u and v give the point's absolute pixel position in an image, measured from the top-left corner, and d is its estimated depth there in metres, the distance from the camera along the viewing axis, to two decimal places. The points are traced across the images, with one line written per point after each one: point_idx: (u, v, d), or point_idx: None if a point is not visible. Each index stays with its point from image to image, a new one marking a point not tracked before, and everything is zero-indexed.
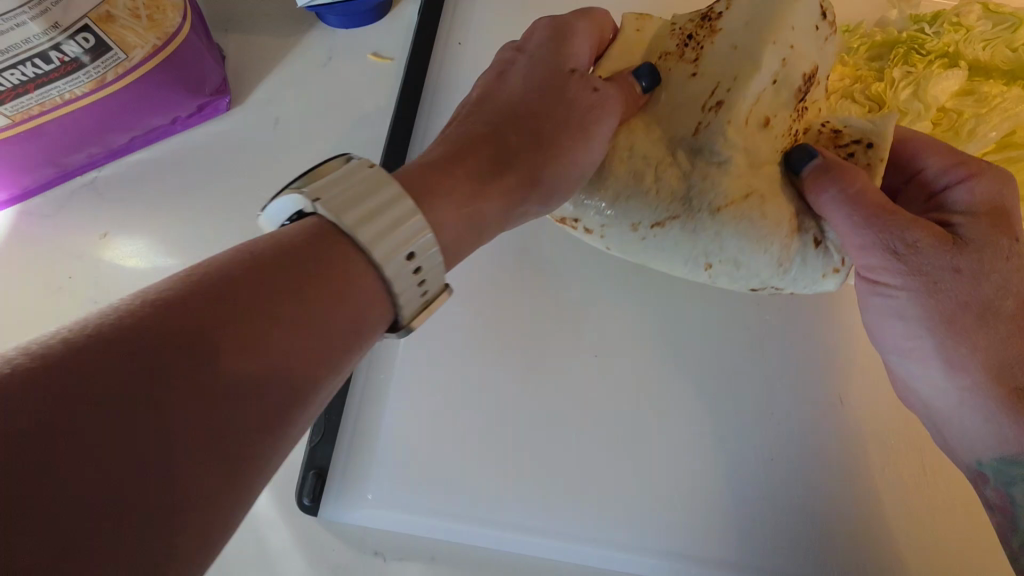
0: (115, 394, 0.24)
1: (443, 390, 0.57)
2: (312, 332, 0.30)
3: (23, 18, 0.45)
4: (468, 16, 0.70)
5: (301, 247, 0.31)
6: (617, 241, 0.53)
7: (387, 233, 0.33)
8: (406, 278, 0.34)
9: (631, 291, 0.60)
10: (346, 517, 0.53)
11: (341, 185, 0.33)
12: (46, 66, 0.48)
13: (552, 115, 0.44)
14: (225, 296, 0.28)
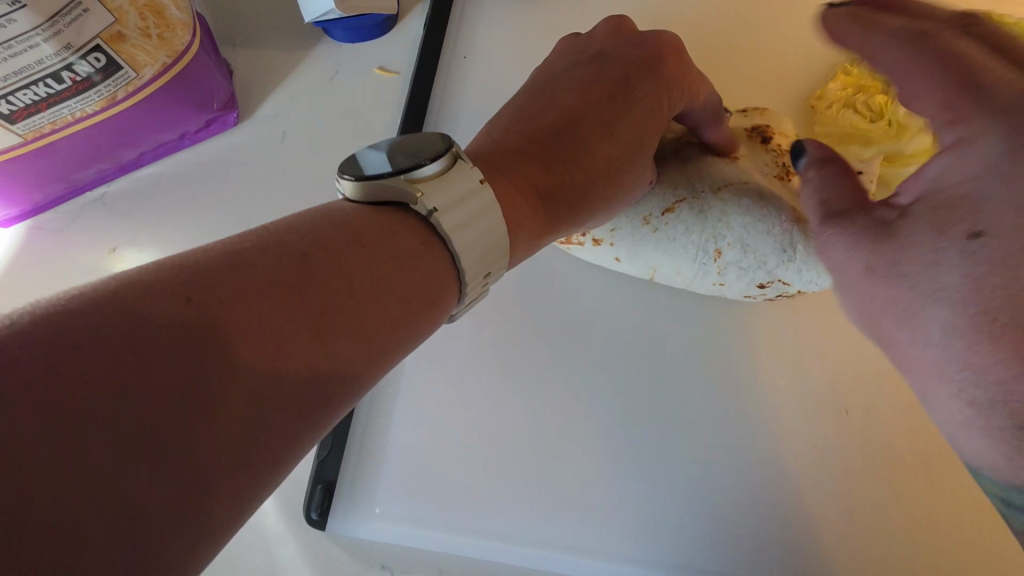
0: (226, 320, 0.25)
1: (451, 402, 0.57)
2: (400, 304, 0.30)
3: (36, 40, 0.45)
4: (473, 28, 0.71)
5: (392, 225, 0.32)
6: (627, 246, 0.54)
7: (484, 246, 0.34)
8: (476, 281, 0.34)
9: (635, 302, 0.60)
10: (354, 530, 0.54)
11: (452, 194, 0.33)
12: (58, 86, 0.49)
13: (626, 139, 0.46)
14: (329, 259, 0.29)
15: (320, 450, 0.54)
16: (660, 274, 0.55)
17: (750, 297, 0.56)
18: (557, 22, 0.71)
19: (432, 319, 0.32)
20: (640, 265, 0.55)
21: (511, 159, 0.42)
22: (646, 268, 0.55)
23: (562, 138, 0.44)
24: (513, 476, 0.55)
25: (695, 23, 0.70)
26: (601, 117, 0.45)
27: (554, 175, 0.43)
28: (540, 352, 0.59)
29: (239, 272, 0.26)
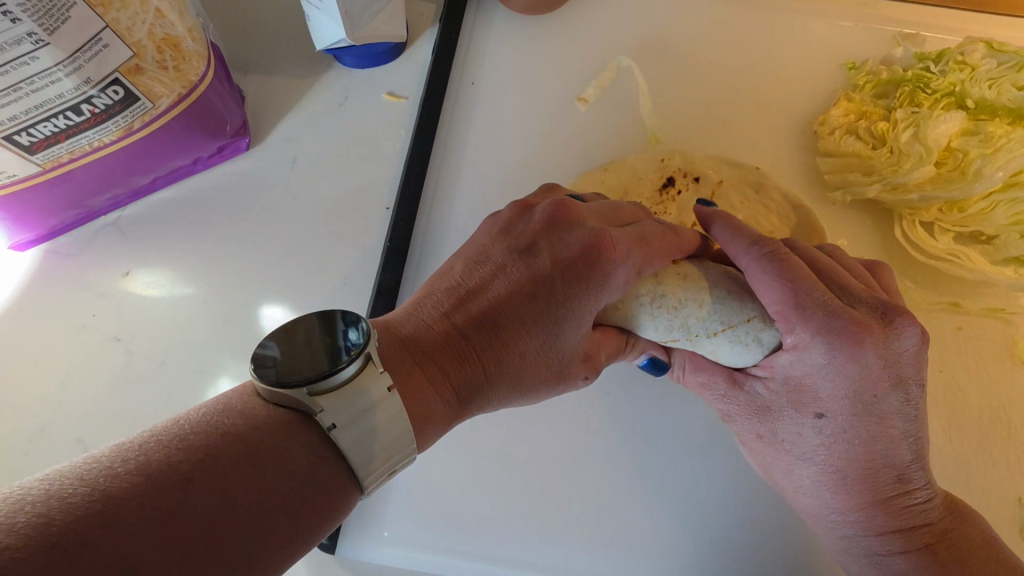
0: (102, 552, 0.27)
1: (460, 426, 0.58)
2: (279, 511, 0.33)
3: (59, 75, 0.46)
4: (480, 55, 0.72)
5: (281, 435, 0.34)
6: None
7: (381, 458, 0.36)
8: (380, 481, 0.37)
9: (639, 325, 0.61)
10: (363, 554, 0.54)
11: (349, 409, 0.35)
12: (77, 118, 0.50)
13: (549, 343, 0.45)
14: (209, 477, 0.31)
15: None
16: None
17: None
18: (562, 48, 0.72)
19: (318, 523, 0.34)
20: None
21: (436, 344, 0.44)
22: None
23: (489, 328, 0.44)
24: (518, 501, 0.56)
25: (698, 51, 0.71)
26: (525, 313, 0.44)
27: (475, 363, 0.44)
28: None
29: (169, 465, 0.31)
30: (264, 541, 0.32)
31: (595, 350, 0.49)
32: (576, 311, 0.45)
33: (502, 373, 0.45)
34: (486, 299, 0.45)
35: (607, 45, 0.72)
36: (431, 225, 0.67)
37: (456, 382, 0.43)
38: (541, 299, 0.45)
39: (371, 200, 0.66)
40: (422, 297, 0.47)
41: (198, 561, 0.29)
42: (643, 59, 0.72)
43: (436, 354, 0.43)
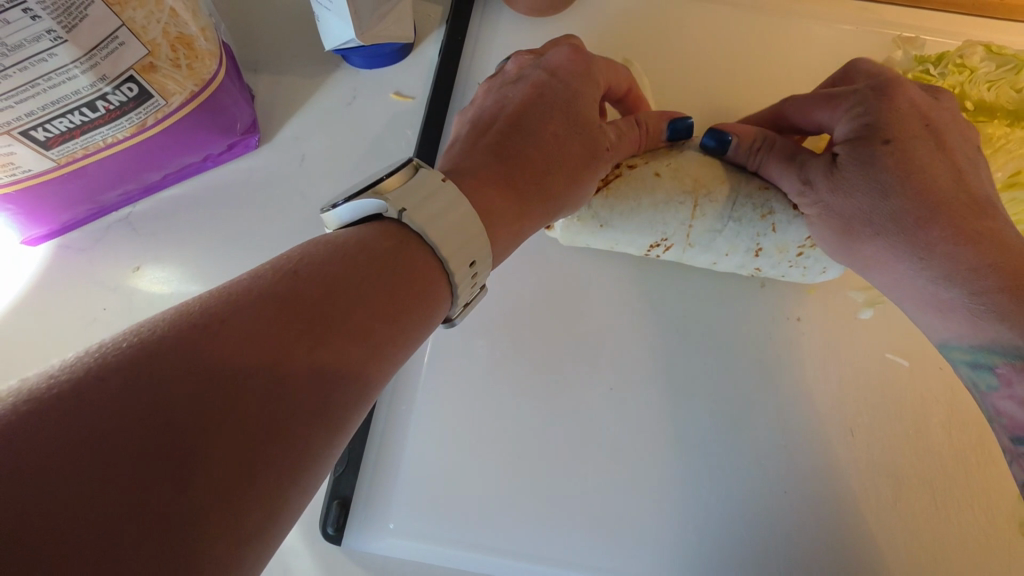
0: (231, 345, 0.28)
1: (465, 421, 0.58)
2: (389, 310, 0.34)
3: (75, 72, 0.47)
4: (486, 58, 0.73)
5: (375, 239, 0.35)
6: (619, 198, 0.56)
7: (461, 243, 0.37)
8: (467, 281, 0.38)
9: (673, 216, 0.57)
10: (368, 545, 0.55)
11: (420, 197, 0.36)
12: (92, 114, 0.51)
13: (582, 122, 0.49)
14: (315, 277, 0.32)
15: (336, 467, 0.55)
16: (660, 239, 0.58)
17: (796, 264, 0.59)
18: None
19: (424, 321, 0.36)
20: (626, 231, 0.58)
21: (491, 160, 0.45)
22: (634, 229, 0.58)
23: (530, 122, 0.48)
24: (524, 492, 0.56)
25: (701, 51, 0.72)
26: (551, 97, 0.49)
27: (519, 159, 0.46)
28: (550, 372, 0.60)
29: (276, 273, 0.32)
30: (377, 336, 0.33)
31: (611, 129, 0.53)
32: (583, 95, 0.50)
33: (551, 163, 0.47)
34: (519, 104, 0.49)
35: (613, 46, 0.73)
36: None
37: (508, 180, 0.45)
38: (569, 92, 0.50)
39: None
40: (451, 149, 0.48)
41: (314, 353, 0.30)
42: (647, 57, 0.73)
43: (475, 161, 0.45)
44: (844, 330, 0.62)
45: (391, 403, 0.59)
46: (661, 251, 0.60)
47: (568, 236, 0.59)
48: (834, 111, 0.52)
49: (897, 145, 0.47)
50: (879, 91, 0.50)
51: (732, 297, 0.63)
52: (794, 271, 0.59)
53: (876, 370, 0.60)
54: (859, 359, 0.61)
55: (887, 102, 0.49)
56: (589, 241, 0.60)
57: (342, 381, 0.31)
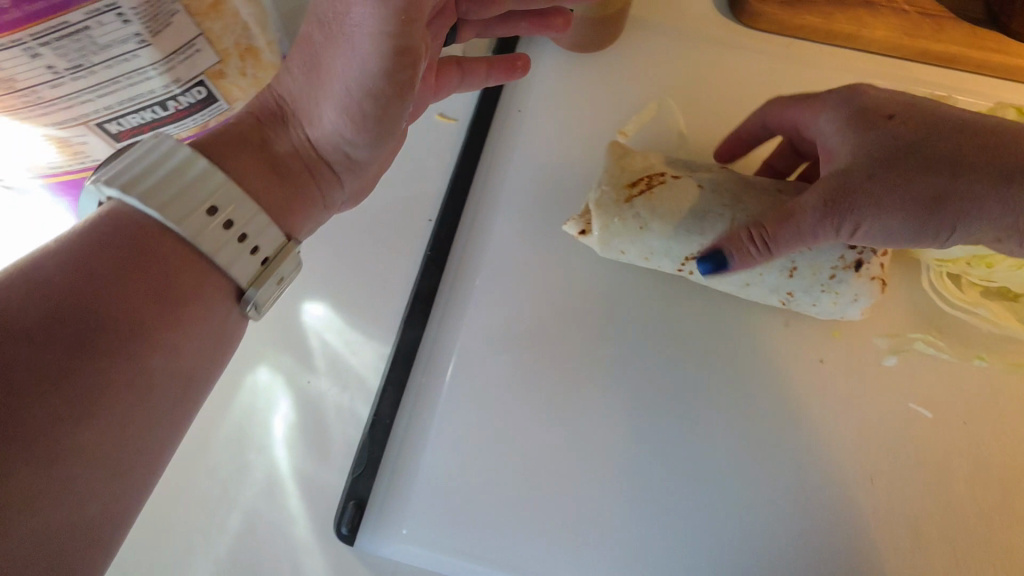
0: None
1: (484, 432, 0.59)
2: (120, 304, 0.38)
3: (153, 73, 0.51)
4: (528, 83, 0.74)
5: (119, 232, 0.39)
6: (659, 201, 0.60)
7: (207, 221, 0.41)
8: (237, 253, 0.43)
9: (711, 225, 0.60)
10: (380, 549, 0.55)
11: (167, 179, 0.40)
12: (162, 113, 0.55)
13: (353, 81, 0.45)
14: (50, 280, 0.36)
15: (355, 467, 0.57)
16: (696, 251, 0.60)
17: (832, 295, 0.60)
18: (610, 80, 0.75)
19: (177, 307, 0.41)
20: (663, 238, 0.61)
21: (251, 135, 0.52)
22: (670, 238, 0.61)
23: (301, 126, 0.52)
24: (539, 509, 0.57)
25: (736, 93, 0.75)
26: (339, 30, 0.43)
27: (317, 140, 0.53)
28: (570, 392, 0.61)
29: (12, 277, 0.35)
30: (125, 334, 0.38)
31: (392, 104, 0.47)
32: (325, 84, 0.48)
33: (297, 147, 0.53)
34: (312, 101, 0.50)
35: (655, 82, 0.75)
36: (470, 242, 0.67)
37: (275, 155, 0.52)
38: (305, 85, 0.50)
39: (413, 212, 0.68)
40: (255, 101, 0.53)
41: (60, 364, 0.35)
42: (685, 93, 0.75)
43: (274, 118, 0.53)
44: (865, 375, 0.62)
45: (414, 409, 0.60)
46: (695, 266, 0.62)
47: (608, 241, 0.62)
48: (815, 108, 0.59)
49: (896, 122, 0.53)
50: (890, 137, 0.53)
51: (752, 333, 0.64)
52: (826, 298, 0.60)
53: (896, 416, 0.60)
54: (880, 405, 0.61)
55: (885, 126, 0.53)
56: (625, 248, 0.62)
57: (93, 384, 0.36)
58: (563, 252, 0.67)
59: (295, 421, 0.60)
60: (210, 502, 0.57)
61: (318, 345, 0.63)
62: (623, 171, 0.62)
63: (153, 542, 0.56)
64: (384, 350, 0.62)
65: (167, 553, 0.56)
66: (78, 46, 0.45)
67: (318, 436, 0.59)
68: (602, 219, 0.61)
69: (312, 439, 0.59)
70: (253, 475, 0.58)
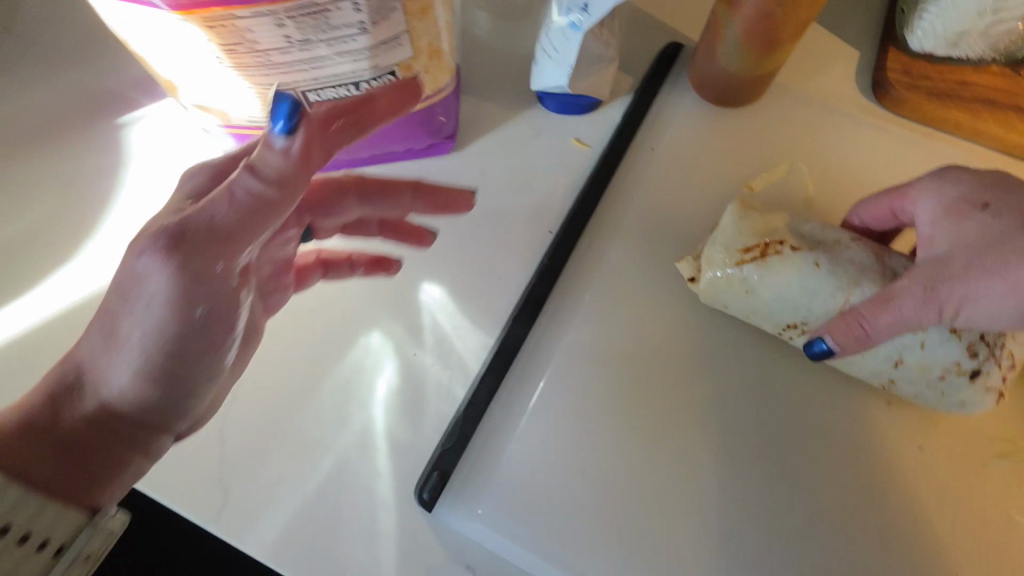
0: None
1: (570, 436, 0.62)
2: None
3: (360, 57, 0.59)
4: (665, 125, 0.79)
5: None
6: (773, 271, 0.60)
7: None
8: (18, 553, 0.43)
9: (821, 302, 0.59)
10: (454, 521, 0.58)
11: None
12: (354, 92, 0.63)
13: (165, 308, 0.46)
14: None
15: (446, 440, 0.60)
16: (800, 321, 0.62)
17: (939, 395, 0.60)
18: (744, 137, 0.78)
19: None
20: (770, 303, 0.62)
21: (21, 438, 0.46)
22: (776, 304, 0.62)
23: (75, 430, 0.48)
24: (609, 523, 0.59)
25: (865, 171, 0.76)
26: (133, 297, 0.46)
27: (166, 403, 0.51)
28: (656, 420, 0.63)
29: None
30: None
31: (216, 301, 0.48)
32: (138, 306, 0.46)
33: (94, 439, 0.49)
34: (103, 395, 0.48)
35: (788, 146, 0.77)
36: (585, 260, 0.71)
37: (65, 431, 0.47)
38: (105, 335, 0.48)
39: (537, 221, 0.73)
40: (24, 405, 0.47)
41: None
42: (815, 162, 0.76)
43: (69, 389, 0.48)
44: (948, 473, 0.62)
45: (508, 400, 0.63)
46: (796, 334, 0.63)
47: (712, 295, 0.64)
48: (908, 196, 0.62)
49: (995, 211, 0.56)
50: (980, 226, 0.55)
51: (838, 406, 0.65)
52: (931, 393, 0.60)
53: (973, 521, 0.60)
54: (959, 506, 0.61)
55: (980, 215, 0.56)
56: (729, 303, 0.64)
57: None
58: (671, 286, 0.70)
59: (396, 387, 0.64)
60: (306, 444, 0.62)
61: (429, 323, 0.68)
62: (742, 235, 0.63)
63: (250, 467, 0.61)
64: (488, 342, 0.66)
65: (259, 480, 0.60)
66: (311, 24, 0.54)
67: (414, 405, 0.63)
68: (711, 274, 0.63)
69: (409, 406, 0.63)
70: (349, 427, 0.62)
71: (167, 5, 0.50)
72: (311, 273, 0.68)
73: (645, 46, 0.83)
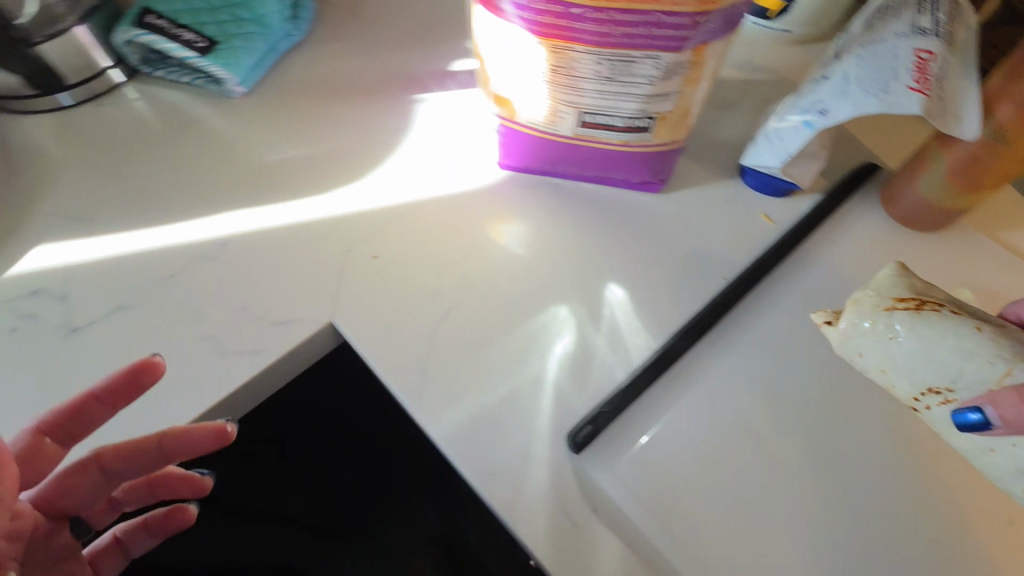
0: None
1: (704, 441, 0.72)
2: None
3: (637, 99, 0.77)
4: (848, 227, 0.90)
5: None
6: (926, 322, 0.62)
7: None
8: None
9: (975, 367, 0.60)
10: (594, 469, 0.70)
11: None
12: (616, 124, 0.81)
13: None
14: None
15: (605, 405, 0.72)
16: (945, 387, 0.62)
17: None
18: (919, 258, 0.87)
19: None
20: (910, 358, 0.63)
21: None
22: (917, 362, 0.63)
23: None
24: (720, 523, 0.68)
25: None
26: None
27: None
28: (782, 458, 0.72)
29: None
30: None
31: None
32: None
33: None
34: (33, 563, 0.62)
35: (960, 278, 0.85)
36: (749, 311, 0.83)
37: None
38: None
39: (715, 268, 0.86)
40: None
41: None
42: (983, 299, 0.84)
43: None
44: None
45: (659, 394, 0.75)
46: (933, 401, 0.63)
47: (849, 339, 0.67)
48: None
49: None
50: None
51: (948, 512, 0.71)
52: None
53: None
54: None
55: None
56: (865, 352, 0.66)
57: None
58: (821, 356, 0.80)
59: (570, 353, 0.78)
60: (490, 370, 0.77)
61: (607, 315, 0.82)
62: (897, 287, 0.67)
63: (444, 371, 0.77)
64: (652, 345, 0.79)
65: (448, 384, 0.76)
66: (619, 69, 0.73)
67: (581, 372, 0.77)
68: (854, 318, 0.66)
69: (577, 371, 0.77)
70: (527, 369, 0.77)
71: (532, 31, 0.71)
72: (116, 558, 0.79)
73: (844, 160, 0.96)
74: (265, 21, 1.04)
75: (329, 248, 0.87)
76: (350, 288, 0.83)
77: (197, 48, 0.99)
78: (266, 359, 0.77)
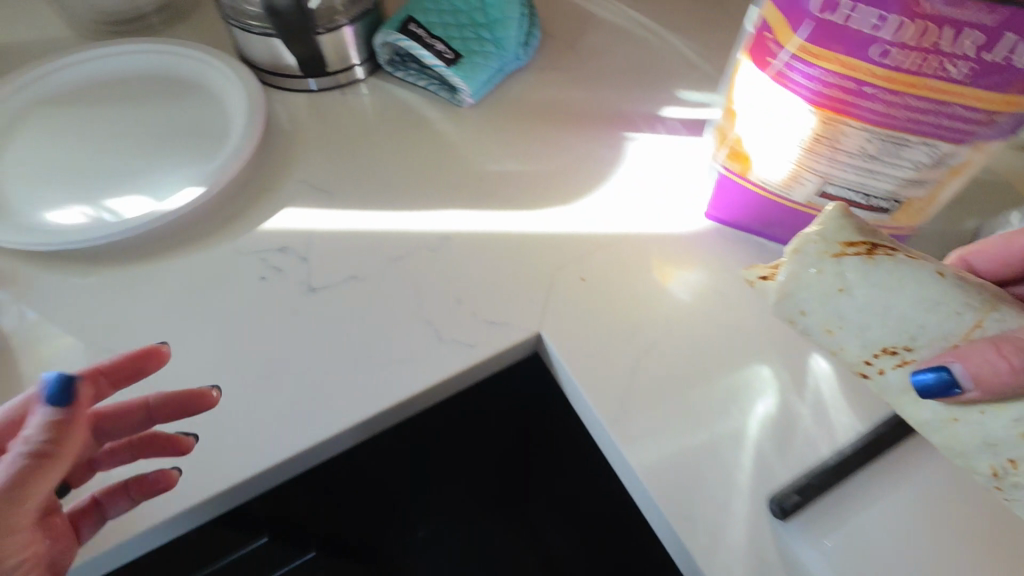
0: None
1: (914, 539, 0.70)
2: None
3: (893, 181, 0.77)
4: None
5: None
6: (880, 271, 0.62)
7: None
8: None
9: (940, 320, 0.60)
10: (797, 539, 0.69)
11: None
12: (859, 200, 0.80)
13: None
14: None
15: (813, 477, 0.71)
16: (903, 346, 0.61)
17: None
18: None
19: None
20: (862, 313, 0.63)
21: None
22: (851, 303, 0.64)
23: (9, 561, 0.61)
24: None
25: None
26: None
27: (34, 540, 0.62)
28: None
29: None
30: None
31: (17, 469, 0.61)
32: None
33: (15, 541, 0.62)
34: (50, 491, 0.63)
35: None
36: None
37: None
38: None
39: None
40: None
41: None
42: None
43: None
44: None
45: (867, 478, 0.74)
46: (888, 364, 0.63)
47: (791, 293, 0.67)
48: None
49: None
50: None
51: None
52: None
53: None
54: None
55: None
56: (807, 305, 0.66)
57: None
58: None
59: (772, 415, 0.78)
60: (690, 414, 0.77)
61: (811, 385, 0.81)
62: (844, 229, 0.66)
63: (645, 405, 0.78)
64: (858, 427, 0.77)
65: (649, 418, 0.77)
66: (888, 150, 0.73)
67: (784, 437, 0.76)
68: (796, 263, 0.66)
69: (781, 435, 0.76)
70: (728, 421, 0.77)
71: (810, 101, 0.73)
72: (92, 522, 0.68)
73: None
74: (502, 44, 1.12)
75: (537, 263, 0.91)
76: (556, 305, 0.87)
77: (445, 59, 1.08)
78: (477, 354, 0.81)
